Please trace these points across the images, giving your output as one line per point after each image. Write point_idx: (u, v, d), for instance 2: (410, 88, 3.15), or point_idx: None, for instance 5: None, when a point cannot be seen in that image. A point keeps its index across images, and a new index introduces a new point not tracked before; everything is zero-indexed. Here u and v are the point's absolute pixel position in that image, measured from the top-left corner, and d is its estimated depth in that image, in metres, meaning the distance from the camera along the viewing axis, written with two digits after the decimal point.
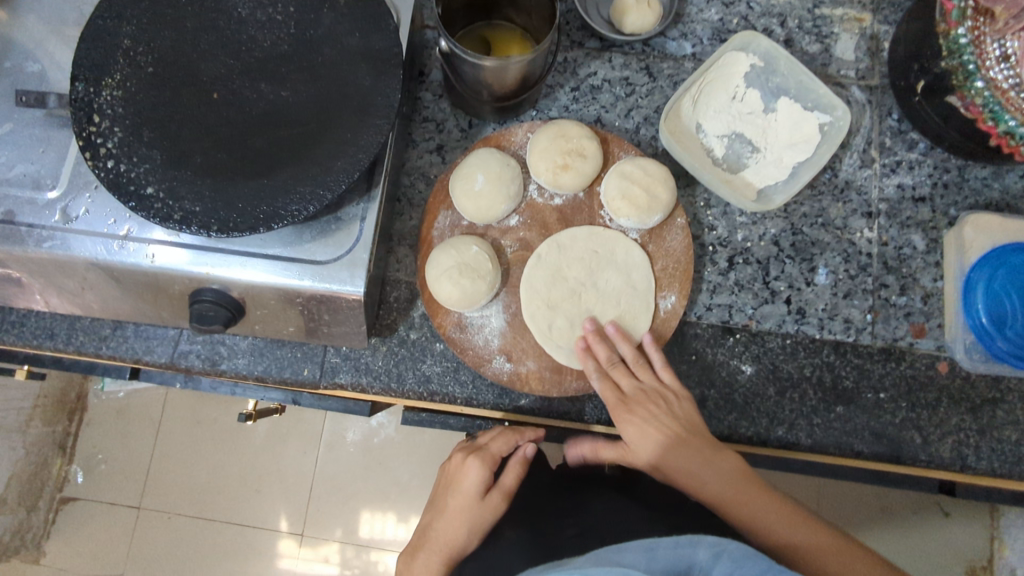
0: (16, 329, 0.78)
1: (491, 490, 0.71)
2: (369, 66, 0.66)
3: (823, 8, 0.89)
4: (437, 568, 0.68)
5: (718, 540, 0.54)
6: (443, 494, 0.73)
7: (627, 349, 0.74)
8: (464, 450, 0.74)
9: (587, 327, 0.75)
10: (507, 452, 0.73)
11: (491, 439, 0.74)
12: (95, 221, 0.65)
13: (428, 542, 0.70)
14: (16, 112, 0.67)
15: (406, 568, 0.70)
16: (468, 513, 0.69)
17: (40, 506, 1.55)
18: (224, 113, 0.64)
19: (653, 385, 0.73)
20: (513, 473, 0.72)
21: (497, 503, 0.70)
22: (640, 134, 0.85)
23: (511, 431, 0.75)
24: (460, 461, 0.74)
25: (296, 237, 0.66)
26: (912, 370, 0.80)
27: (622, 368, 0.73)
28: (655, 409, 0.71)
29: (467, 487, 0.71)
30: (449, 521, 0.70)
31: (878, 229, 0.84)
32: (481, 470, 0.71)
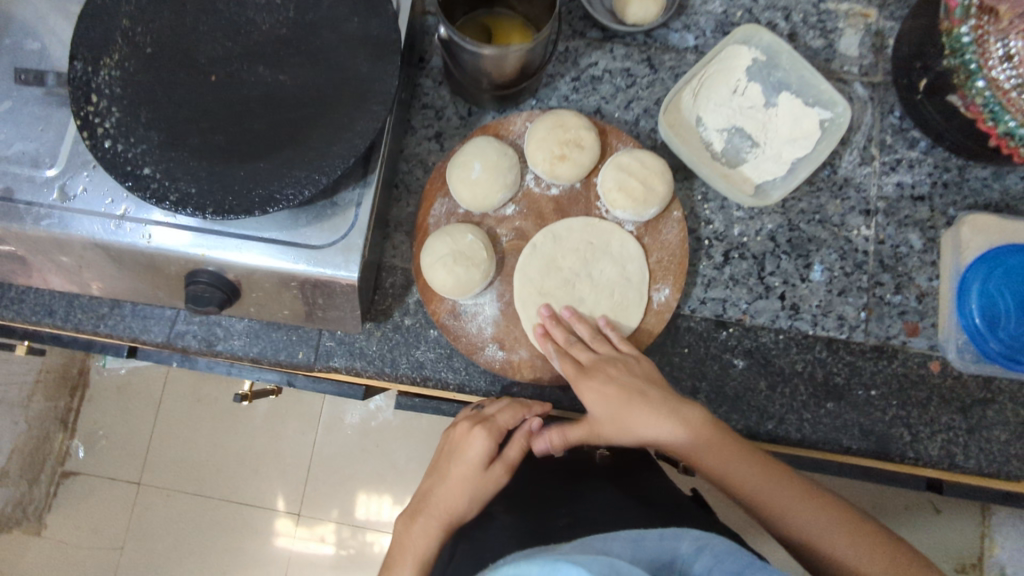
0: (15, 305, 0.79)
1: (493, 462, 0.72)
2: (367, 51, 0.66)
3: (828, 3, 0.88)
4: (436, 535, 0.68)
5: (703, 535, 0.57)
6: (445, 461, 0.73)
7: (583, 328, 0.74)
8: (471, 419, 0.73)
9: (542, 312, 0.74)
10: (514, 425, 0.73)
11: (499, 411, 0.73)
12: (92, 200, 0.65)
13: (428, 508, 0.70)
14: (15, 90, 0.67)
15: (404, 531, 0.69)
16: (470, 483, 0.70)
17: (41, 480, 1.57)
18: (222, 96, 0.65)
19: (612, 354, 0.72)
20: (517, 447, 0.72)
21: (499, 475, 0.71)
22: (639, 126, 0.85)
23: (519, 404, 0.74)
24: (465, 429, 0.73)
25: (292, 221, 0.66)
26: (904, 369, 0.81)
27: (581, 343, 0.73)
28: (618, 373, 0.70)
29: (470, 456, 0.71)
30: (450, 489, 0.70)
31: (875, 227, 0.84)
32: (487, 442, 0.71)
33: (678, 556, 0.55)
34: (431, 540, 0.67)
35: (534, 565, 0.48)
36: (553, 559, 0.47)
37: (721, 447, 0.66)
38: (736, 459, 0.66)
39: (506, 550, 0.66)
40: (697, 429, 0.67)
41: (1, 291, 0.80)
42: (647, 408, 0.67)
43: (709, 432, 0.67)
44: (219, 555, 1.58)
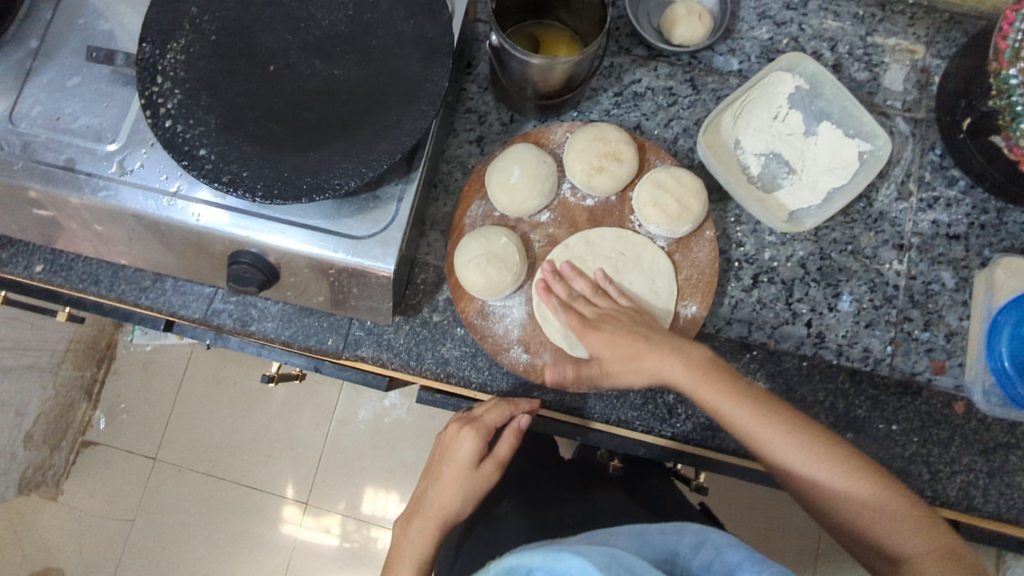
0: (64, 272, 0.83)
1: (484, 460, 0.73)
2: (421, 53, 0.69)
3: (875, 37, 0.89)
4: (431, 534, 0.69)
5: (703, 530, 0.58)
6: (438, 462, 0.74)
7: (583, 284, 0.75)
8: (459, 420, 0.73)
9: (547, 268, 0.76)
10: (501, 423, 0.72)
11: (486, 410, 0.73)
12: (148, 176, 0.68)
13: (423, 508, 0.71)
14: (84, 67, 0.71)
15: (401, 533, 0.71)
16: (462, 483, 0.71)
17: (63, 447, 1.60)
18: (279, 85, 0.67)
19: (613, 308, 0.74)
20: (507, 444, 0.72)
21: (490, 473, 0.72)
22: (678, 145, 0.86)
23: (506, 402, 0.74)
24: (454, 430, 0.73)
25: (335, 211, 0.69)
26: (928, 407, 0.80)
27: (584, 298, 0.75)
28: (621, 322, 0.72)
29: (459, 457, 0.71)
30: (443, 490, 0.71)
31: (907, 262, 0.84)
32: (475, 441, 0.71)
33: (679, 550, 0.57)
34: (427, 539, 0.69)
35: (538, 555, 0.50)
36: (556, 549, 0.49)
37: (720, 386, 0.68)
38: (731, 400, 0.68)
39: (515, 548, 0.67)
40: (696, 365, 0.69)
41: (52, 257, 0.83)
42: (651, 346, 0.70)
43: (708, 368, 0.69)
44: (226, 537, 1.60)
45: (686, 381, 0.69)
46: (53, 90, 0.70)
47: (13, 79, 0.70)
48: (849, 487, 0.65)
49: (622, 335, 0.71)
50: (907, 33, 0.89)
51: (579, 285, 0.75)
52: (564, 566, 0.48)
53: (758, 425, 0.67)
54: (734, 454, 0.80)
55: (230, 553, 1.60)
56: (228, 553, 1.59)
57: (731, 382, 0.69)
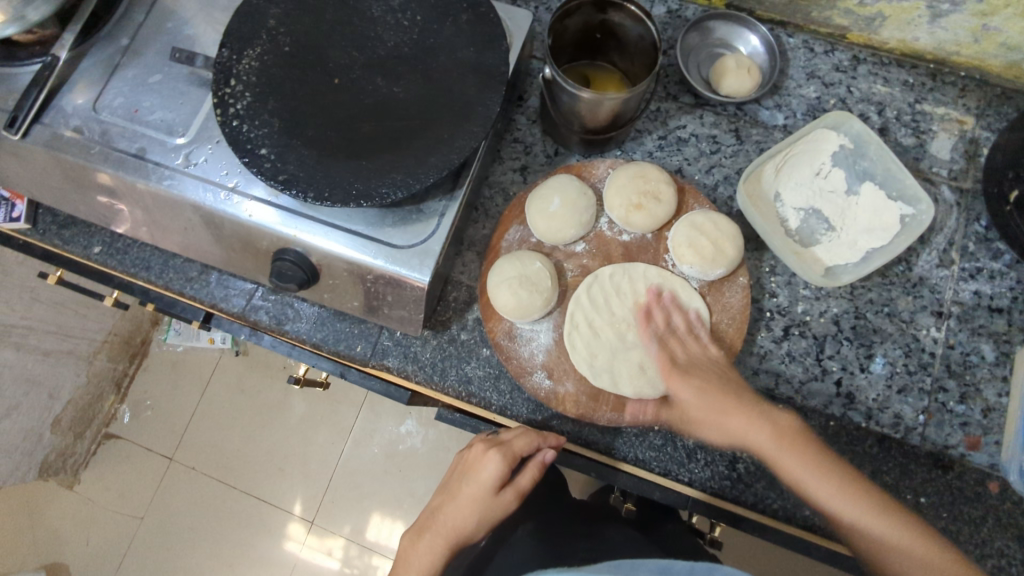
0: (120, 256, 0.88)
1: (505, 487, 0.73)
2: (477, 79, 0.72)
3: (924, 105, 0.89)
4: (440, 553, 0.69)
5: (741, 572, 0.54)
6: (458, 480, 0.74)
7: (679, 321, 0.77)
8: (486, 442, 0.73)
9: (652, 292, 0.78)
10: (527, 452, 0.73)
11: (515, 436, 0.73)
12: (210, 170, 0.72)
13: (435, 525, 0.71)
14: (166, 66, 0.76)
15: (410, 547, 0.71)
16: (479, 506, 0.71)
17: (85, 437, 1.62)
18: (341, 97, 0.71)
19: (704, 356, 0.75)
20: (529, 475, 0.73)
21: (508, 501, 0.72)
22: (717, 192, 0.87)
23: (534, 432, 0.74)
24: (479, 451, 0.73)
25: (379, 220, 0.71)
26: (960, 483, 0.77)
27: (679, 335, 0.76)
28: (710, 376, 0.73)
29: (482, 480, 0.71)
30: (459, 509, 0.71)
31: (945, 330, 0.82)
32: (500, 465, 0.71)
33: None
34: (434, 557, 0.69)
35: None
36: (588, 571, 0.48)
37: (805, 457, 0.68)
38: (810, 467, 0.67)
39: None
40: (781, 437, 0.69)
41: (111, 241, 0.89)
42: (735, 408, 0.71)
43: (778, 428, 0.70)
44: (229, 547, 1.60)
45: (770, 449, 0.69)
46: (135, 84, 0.75)
47: (100, 72, 0.75)
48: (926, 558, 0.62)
49: (714, 388, 0.71)
50: (956, 104, 0.89)
51: (680, 320, 0.77)
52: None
53: (837, 496, 0.66)
54: (753, 509, 0.78)
55: (232, 564, 1.59)
56: (229, 564, 1.59)
57: (814, 452, 0.69)
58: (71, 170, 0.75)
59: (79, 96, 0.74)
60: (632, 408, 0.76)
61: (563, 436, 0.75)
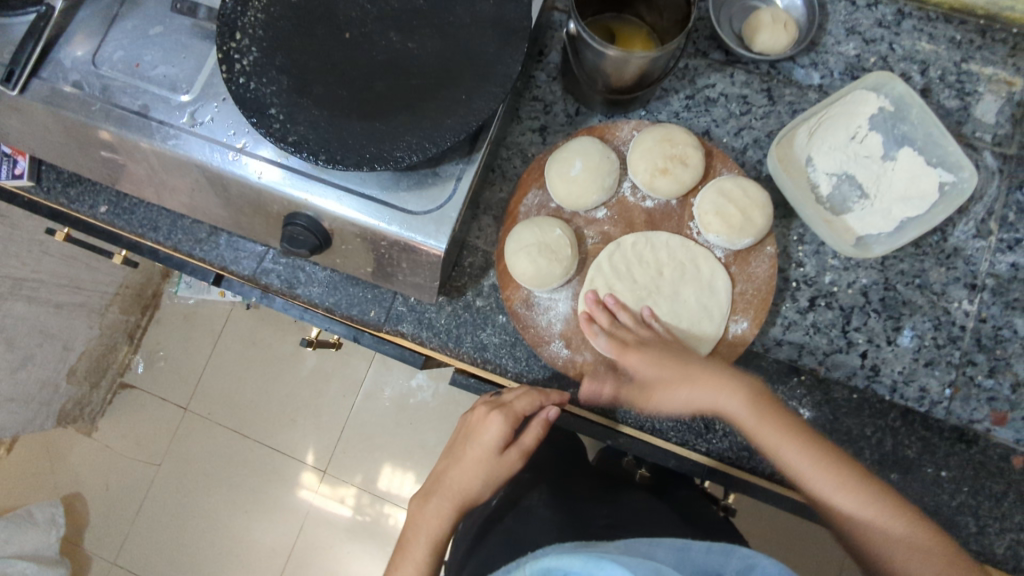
0: (127, 216, 0.86)
1: (509, 447, 0.72)
2: (497, 34, 0.68)
3: (970, 64, 0.84)
4: (447, 515, 0.69)
5: (753, 552, 0.54)
6: (462, 443, 0.72)
7: (628, 317, 0.74)
8: (489, 404, 0.72)
9: (590, 296, 0.74)
10: (530, 411, 0.71)
11: (516, 397, 0.71)
12: (217, 130, 0.69)
13: (441, 488, 0.71)
14: (167, 17, 0.72)
15: (417, 510, 0.71)
16: (484, 468, 0.70)
17: (102, 386, 1.65)
18: (352, 53, 0.67)
19: (657, 342, 0.73)
20: (532, 434, 0.72)
21: (513, 461, 0.71)
22: (746, 155, 0.83)
23: (536, 391, 0.72)
24: (482, 413, 0.72)
25: (393, 183, 0.69)
26: (982, 458, 0.76)
27: (627, 328, 0.73)
28: (664, 358, 0.71)
29: (486, 441, 0.70)
30: (464, 472, 0.70)
31: (978, 303, 0.79)
32: (501, 428, 0.69)
33: (723, 571, 0.55)
34: (444, 520, 0.69)
35: (577, 560, 0.48)
36: (598, 556, 0.48)
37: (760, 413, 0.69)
38: (793, 443, 0.67)
39: (540, 543, 0.67)
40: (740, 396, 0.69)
41: (118, 200, 0.86)
42: (699, 372, 0.70)
43: (757, 401, 0.69)
44: (245, 494, 1.63)
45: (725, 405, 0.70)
46: (135, 36, 0.71)
47: (98, 23, 0.71)
48: (919, 543, 0.63)
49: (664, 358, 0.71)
50: (1006, 63, 0.84)
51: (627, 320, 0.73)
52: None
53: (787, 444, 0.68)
54: (768, 478, 0.77)
55: (249, 511, 1.63)
56: (246, 509, 1.63)
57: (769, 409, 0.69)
58: (73, 128, 0.72)
59: (78, 48, 0.71)
60: None
61: (568, 393, 0.73)
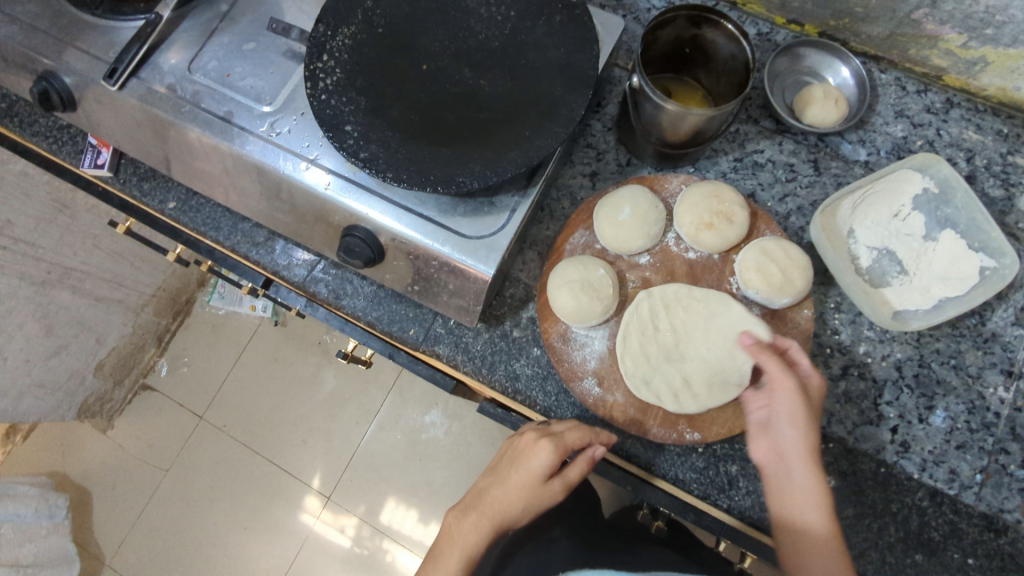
0: (191, 214, 0.90)
1: (553, 478, 0.70)
2: (564, 79, 0.72)
3: (1016, 157, 0.86)
4: (483, 534, 0.68)
5: None
6: (508, 465, 0.71)
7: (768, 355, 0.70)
8: (539, 431, 0.71)
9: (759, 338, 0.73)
10: (579, 446, 0.70)
11: (567, 429, 0.71)
12: (293, 140, 0.73)
13: (481, 506, 0.70)
14: (261, 36, 0.78)
15: (454, 523, 0.71)
16: (527, 494, 0.68)
17: (124, 385, 1.68)
18: (428, 83, 0.72)
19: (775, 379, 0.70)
20: (578, 469, 0.70)
21: (556, 492, 0.69)
22: (789, 221, 0.86)
23: (587, 428, 0.72)
24: (530, 438, 0.71)
25: (450, 208, 0.72)
26: (1011, 550, 0.74)
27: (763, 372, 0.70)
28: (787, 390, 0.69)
29: (532, 467, 0.68)
30: (506, 493, 0.69)
31: (1014, 391, 0.79)
32: (550, 456, 0.68)
33: None
34: (479, 537, 0.68)
35: None
36: None
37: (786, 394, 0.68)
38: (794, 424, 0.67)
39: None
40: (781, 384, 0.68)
41: (185, 198, 0.91)
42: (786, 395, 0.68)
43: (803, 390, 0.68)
44: (248, 511, 1.62)
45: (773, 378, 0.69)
46: (230, 49, 0.77)
47: (198, 34, 0.77)
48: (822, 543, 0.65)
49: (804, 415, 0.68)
50: None
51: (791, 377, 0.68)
52: None
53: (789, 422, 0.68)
54: None
55: (247, 528, 1.61)
56: (245, 526, 1.61)
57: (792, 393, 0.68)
58: (160, 126, 0.77)
59: (175, 56, 0.77)
60: (680, 426, 0.74)
61: (615, 437, 0.73)
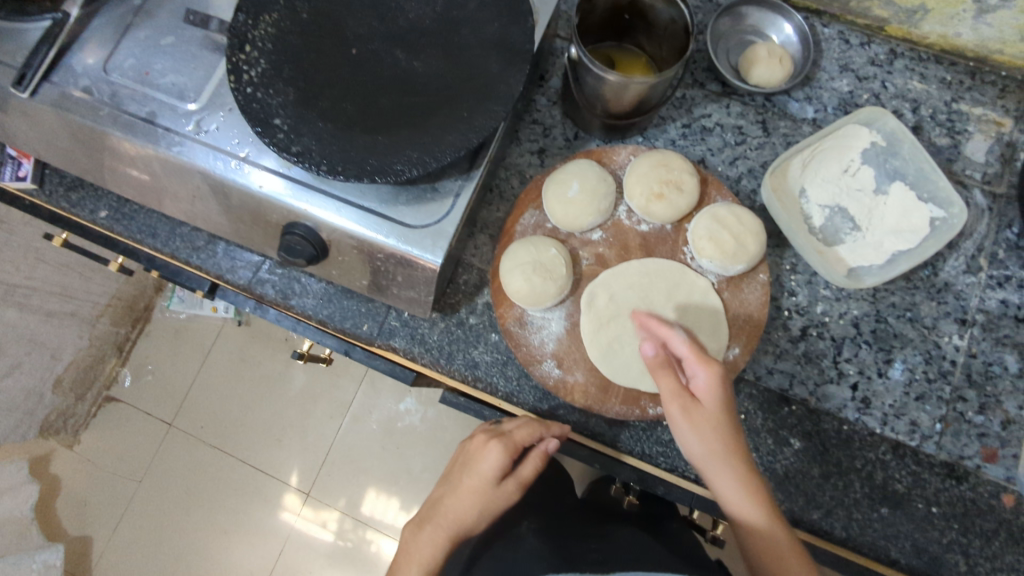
0: (126, 222, 0.86)
1: (506, 478, 0.74)
2: (500, 55, 0.70)
3: (961, 104, 0.86)
4: (441, 544, 0.70)
5: None
6: (460, 471, 0.75)
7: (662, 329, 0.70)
8: (488, 433, 0.75)
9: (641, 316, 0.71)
10: (530, 442, 0.73)
11: (517, 427, 0.73)
12: (221, 138, 0.70)
13: (436, 517, 0.72)
14: (179, 29, 0.73)
15: (411, 538, 0.72)
16: (481, 496, 0.72)
17: (87, 398, 1.62)
18: (358, 68, 0.69)
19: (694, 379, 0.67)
20: (532, 464, 0.73)
21: (511, 491, 0.73)
22: (741, 185, 0.84)
23: (538, 422, 0.74)
24: (482, 442, 0.75)
25: (392, 197, 0.69)
26: (973, 495, 0.75)
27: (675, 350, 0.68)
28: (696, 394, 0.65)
29: (483, 469, 0.72)
30: (460, 501, 0.72)
31: (969, 338, 0.80)
32: (500, 456, 0.72)
33: None
34: (437, 548, 0.70)
35: None
36: None
37: (694, 418, 0.64)
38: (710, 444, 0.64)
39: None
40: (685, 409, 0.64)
41: (118, 206, 0.87)
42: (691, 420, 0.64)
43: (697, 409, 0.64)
44: (226, 515, 1.60)
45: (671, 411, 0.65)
46: (147, 45, 0.72)
47: (112, 31, 0.73)
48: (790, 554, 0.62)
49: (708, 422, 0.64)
50: (995, 105, 0.86)
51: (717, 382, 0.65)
52: None
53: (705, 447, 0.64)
54: None
55: (227, 532, 1.59)
56: (225, 530, 1.59)
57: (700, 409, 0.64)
58: (78, 132, 0.73)
59: (90, 56, 0.72)
60: (642, 402, 0.73)
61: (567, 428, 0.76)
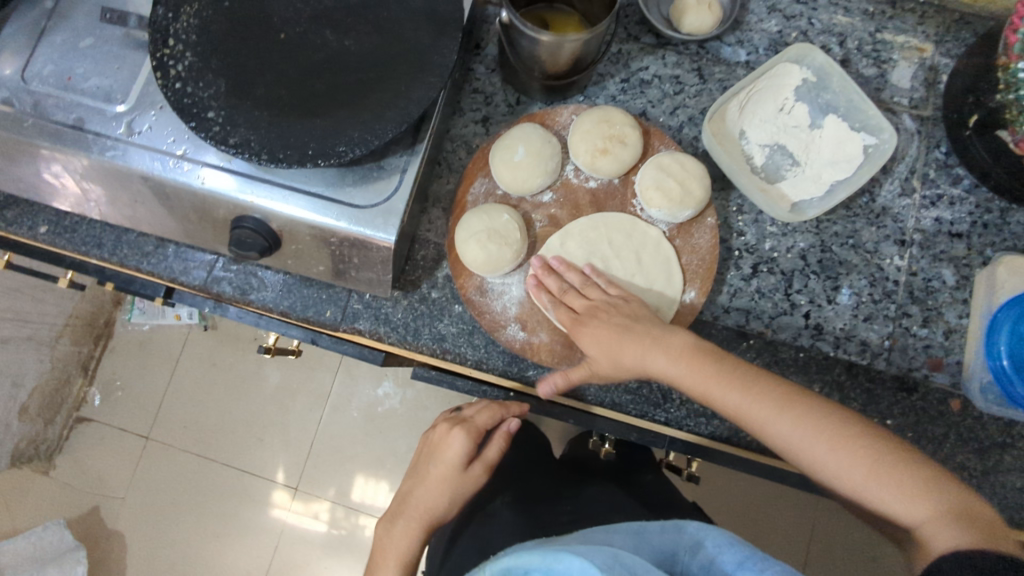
0: (68, 234, 0.84)
1: (473, 462, 0.79)
2: (431, 26, 0.69)
3: (884, 34, 0.89)
4: (416, 535, 0.76)
5: (701, 529, 0.66)
6: (426, 462, 0.80)
7: (574, 275, 0.75)
8: (450, 422, 0.80)
9: (536, 263, 0.76)
10: (491, 425, 0.79)
11: (478, 412, 0.79)
12: (156, 138, 0.68)
13: (407, 509, 0.78)
14: (97, 29, 0.71)
15: (386, 534, 0.78)
16: (449, 483, 0.77)
17: (56, 421, 1.57)
18: (288, 52, 0.68)
19: (603, 299, 0.74)
20: (495, 446, 0.79)
21: (477, 474, 0.78)
22: (682, 134, 0.86)
23: (497, 405, 0.80)
24: (445, 430, 0.80)
25: (338, 180, 0.69)
26: (924, 403, 0.80)
27: (573, 288, 0.75)
28: (608, 315, 0.72)
29: (449, 457, 0.77)
30: (429, 491, 0.77)
31: (909, 258, 0.84)
32: (465, 443, 0.77)
33: (678, 549, 0.64)
34: (411, 540, 0.76)
35: (536, 557, 0.56)
36: (556, 551, 0.55)
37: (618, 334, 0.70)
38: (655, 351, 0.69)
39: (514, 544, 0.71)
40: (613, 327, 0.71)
41: (58, 219, 0.85)
42: (629, 338, 0.70)
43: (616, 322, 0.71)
44: (217, 519, 1.59)
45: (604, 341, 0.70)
46: (65, 49, 0.70)
47: (27, 38, 0.70)
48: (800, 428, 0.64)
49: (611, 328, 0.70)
50: (916, 31, 0.89)
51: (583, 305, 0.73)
52: (563, 565, 0.54)
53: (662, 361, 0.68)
54: (725, 441, 0.80)
55: (219, 536, 1.59)
56: (217, 534, 1.59)
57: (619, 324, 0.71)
58: (5, 146, 0.70)
59: (6, 66, 0.69)
60: None
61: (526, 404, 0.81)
